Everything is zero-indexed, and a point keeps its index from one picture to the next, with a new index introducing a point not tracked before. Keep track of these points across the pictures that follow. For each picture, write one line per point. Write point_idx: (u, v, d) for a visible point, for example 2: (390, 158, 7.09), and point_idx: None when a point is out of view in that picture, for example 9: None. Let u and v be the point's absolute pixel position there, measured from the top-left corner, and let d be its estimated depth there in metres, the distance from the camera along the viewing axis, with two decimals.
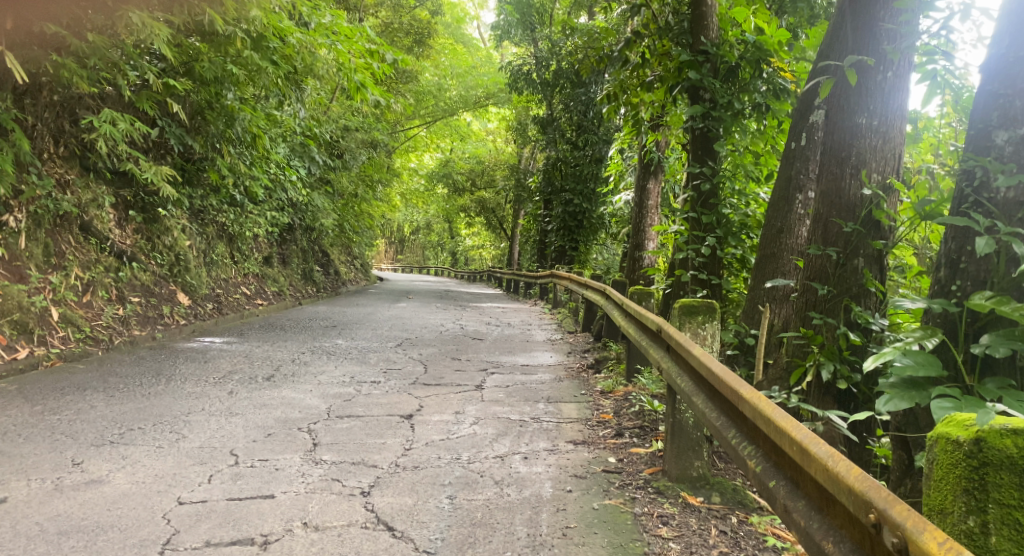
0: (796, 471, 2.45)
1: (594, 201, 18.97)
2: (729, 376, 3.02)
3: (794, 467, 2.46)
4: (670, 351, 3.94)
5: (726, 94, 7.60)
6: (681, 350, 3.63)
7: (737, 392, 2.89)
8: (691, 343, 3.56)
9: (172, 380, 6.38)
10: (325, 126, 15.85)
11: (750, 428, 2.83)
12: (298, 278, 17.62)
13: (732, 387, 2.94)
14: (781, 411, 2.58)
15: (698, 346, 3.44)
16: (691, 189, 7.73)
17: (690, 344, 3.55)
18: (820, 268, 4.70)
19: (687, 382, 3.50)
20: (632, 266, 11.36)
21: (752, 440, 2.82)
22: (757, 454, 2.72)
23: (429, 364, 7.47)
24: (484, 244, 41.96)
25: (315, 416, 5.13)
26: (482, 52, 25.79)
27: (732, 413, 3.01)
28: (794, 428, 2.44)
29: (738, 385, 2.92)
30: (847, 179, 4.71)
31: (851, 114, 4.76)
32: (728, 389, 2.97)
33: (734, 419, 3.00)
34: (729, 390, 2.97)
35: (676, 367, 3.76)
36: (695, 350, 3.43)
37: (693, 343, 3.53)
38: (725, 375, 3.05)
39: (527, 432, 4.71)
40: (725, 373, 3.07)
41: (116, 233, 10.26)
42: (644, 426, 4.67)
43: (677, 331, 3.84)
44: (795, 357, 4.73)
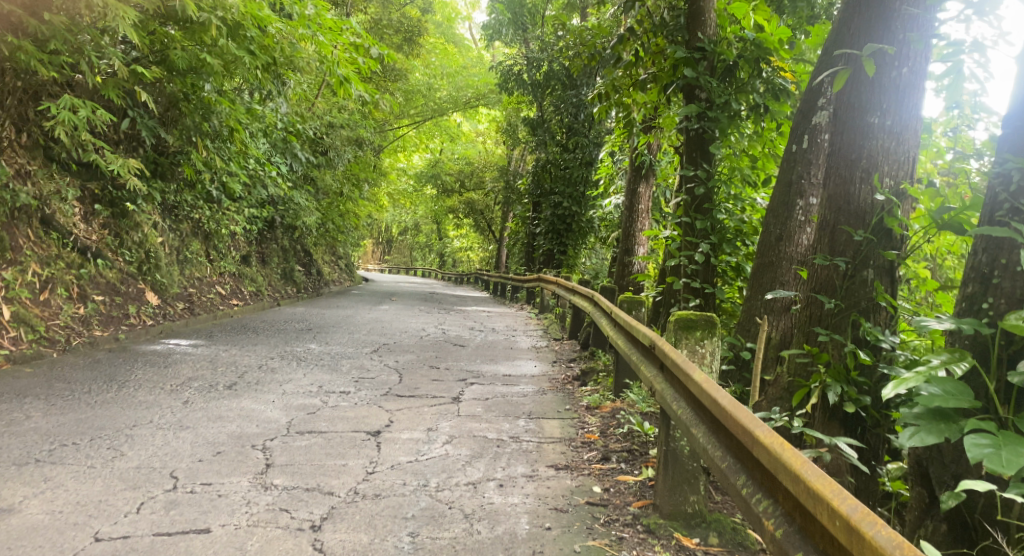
0: (833, 545, 2.03)
1: (584, 204, 18.58)
2: (740, 411, 2.59)
3: (832, 542, 2.04)
4: (664, 370, 3.53)
5: (723, 93, 7.19)
6: (678, 373, 3.21)
7: (751, 434, 2.46)
8: (689, 365, 3.13)
9: (125, 387, 5.92)
10: (309, 122, 15.39)
11: (765, 478, 2.41)
12: (278, 277, 17.11)
13: (744, 427, 2.51)
14: (812, 467, 2.16)
15: (700, 370, 3.00)
16: (685, 193, 7.35)
17: (688, 366, 3.12)
18: (826, 279, 4.29)
19: (686, 410, 3.08)
20: (622, 272, 10.88)
21: (768, 493, 2.40)
22: (776, 512, 2.30)
23: (405, 373, 7.02)
24: (471, 247, 41.49)
25: (273, 431, 4.69)
26: (472, 51, 25.37)
27: (743, 456, 2.58)
28: (833, 495, 2.02)
29: (751, 424, 2.49)
30: (857, 184, 4.30)
31: (863, 113, 4.35)
32: (739, 429, 2.55)
33: (745, 463, 2.57)
34: (741, 430, 2.54)
35: (671, 389, 3.35)
36: (696, 374, 3.01)
37: (692, 365, 3.11)
38: (734, 409, 2.62)
39: (504, 454, 4.29)
40: (735, 407, 2.64)
41: (81, 228, 9.78)
42: (632, 450, 4.25)
43: (673, 349, 3.41)
44: (797, 377, 4.31)
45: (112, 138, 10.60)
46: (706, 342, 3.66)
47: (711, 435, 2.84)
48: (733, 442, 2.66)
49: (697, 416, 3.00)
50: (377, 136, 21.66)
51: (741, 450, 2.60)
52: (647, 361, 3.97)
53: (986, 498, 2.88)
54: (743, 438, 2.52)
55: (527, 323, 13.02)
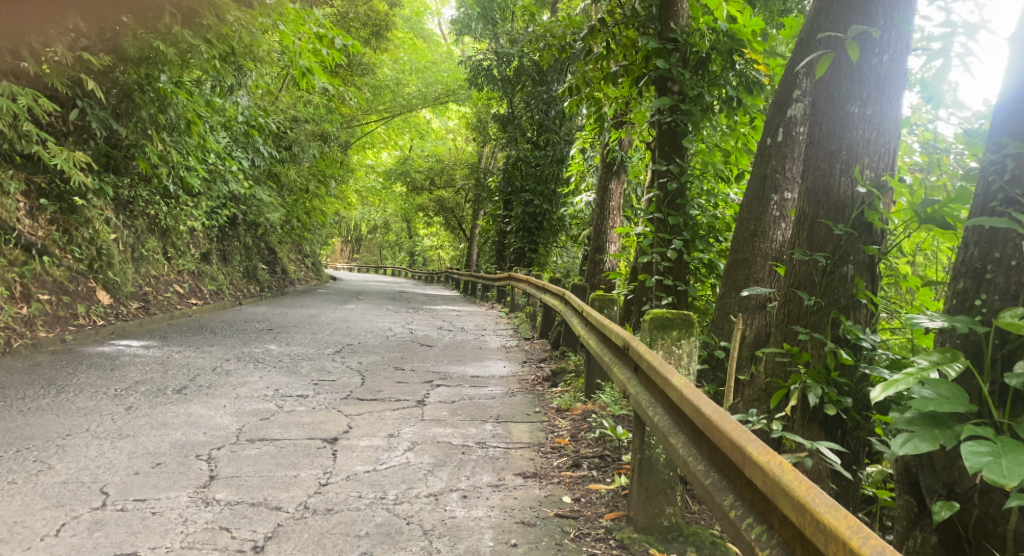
0: None
1: (555, 202, 18.36)
2: (728, 424, 2.34)
3: None
4: (639, 372, 3.29)
5: (696, 85, 6.96)
6: (656, 377, 2.97)
7: (744, 451, 2.20)
8: (668, 369, 2.89)
9: (64, 393, 5.57)
10: (272, 116, 14.95)
11: (760, 500, 2.16)
12: (240, 276, 16.64)
13: (734, 442, 2.26)
14: (820, 494, 1.91)
15: (681, 376, 2.76)
16: (657, 188, 7.11)
17: (667, 370, 2.88)
18: (804, 276, 4.02)
19: (664, 419, 2.84)
20: (592, 270, 10.75)
21: (761, 518, 2.15)
22: (772, 541, 2.05)
23: (368, 376, 6.70)
24: (441, 246, 41.10)
25: (221, 439, 4.37)
26: (441, 47, 25.12)
27: (731, 474, 2.34)
28: (847, 529, 1.77)
29: (742, 438, 2.24)
30: (836, 176, 3.98)
31: (842, 101, 4.02)
32: (729, 444, 2.30)
33: (733, 482, 2.33)
34: (730, 445, 2.29)
35: (646, 395, 3.11)
36: (677, 380, 2.77)
37: (671, 370, 2.87)
38: (721, 421, 2.37)
39: (469, 461, 4.02)
40: (721, 419, 2.39)
41: (25, 224, 9.34)
42: (605, 455, 4.02)
43: (649, 351, 3.17)
44: (774, 377, 4.03)
45: (60, 130, 10.15)
46: (683, 341, 3.44)
47: (693, 447, 2.60)
48: (720, 457, 2.42)
49: (678, 425, 2.75)
50: (344, 131, 21.21)
51: (729, 467, 2.35)
52: (620, 363, 3.74)
53: (980, 508, 2.68)
54: (733, 455, 2.27)
55: (497, 323, 12.76)
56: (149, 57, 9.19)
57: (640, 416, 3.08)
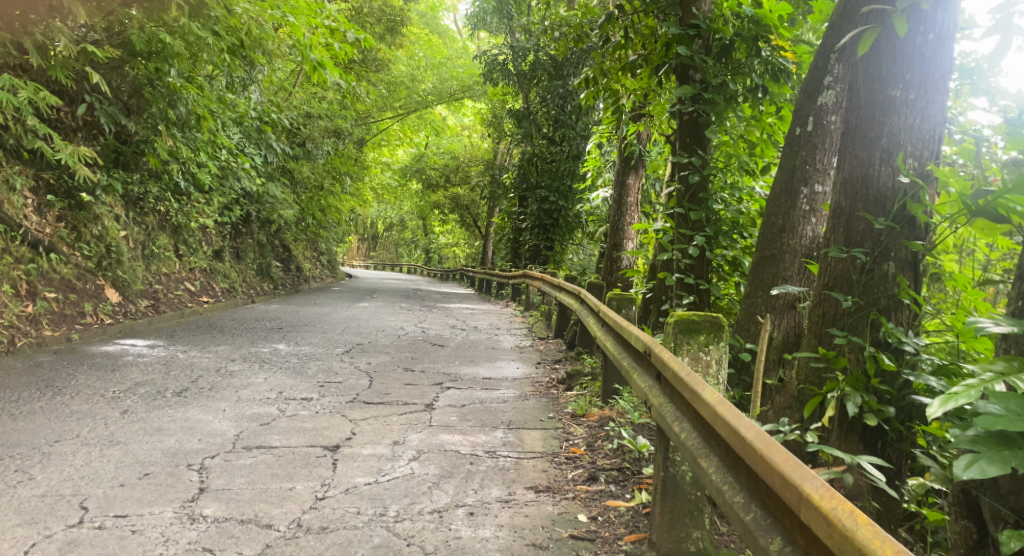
0: None
1: (571, 198, 18.05)
2: (776, 455, 2.03)
3: None
4: (663, 382, 2.99)
5: (719, 74, 6.62)
6: (684, 391, 2.66)
7: (799, 490, 1.90)
8: (696, 381, 2.59)
9: (60, 396, 5.36)
10: (285, 112, 14.76)
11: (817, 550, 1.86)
12: (254, 274, 16.47)
13: (786, 478, 1.95)
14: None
15: (715, 392, 2.45)
16: (679, 181, 6.80)
17: (696, 383, 2.58)
18: (841, 274, 3.70)
19: (693, 438, 2.55)
20: (609, 267, 10.42)
21: None
22: None
23: (376, 377, 6.43)
24: (456, 244, 40.83)
25: (216, 447, 4.13)
26: (456, 43, 24.93)
27: (779, 513, 2.03)
28: None
29: (797, 474, 1.93)
30: (876, 166, 3.65)
31: (882, 85, 3.68)
32: (779, 480, 1.98)
33: (781, 521, 2.02)
34: (780, 480, 1.99)
35: (671, 407, 2.83)
36: (708, 393, 2.47)
37: (701, 382, 2.56)
38: (768, 451, 2.05)
39: (478, 473, 3.75)
40: (767, 446, 2.08)
41: (33, 220, 9.18)
42: (624, 469, 3.73)
43: (675, 359, 2.86)
44: (808, 383, 3.74)
45: (69, 126, 9.98)
46: (712, 346, 3.16)
47: (729, 474, 2.30)
48: (763, 489, 2.12)
49: (710, 446, 2.46)
50: (359, 127, 21.01)
51: (776, 504, 2.04)
52: (641, 368, 3.46)
53: None
54: (784, 493, 1.96)
55: (511, 321, 12.48)
56: (157, 50, 8.98)
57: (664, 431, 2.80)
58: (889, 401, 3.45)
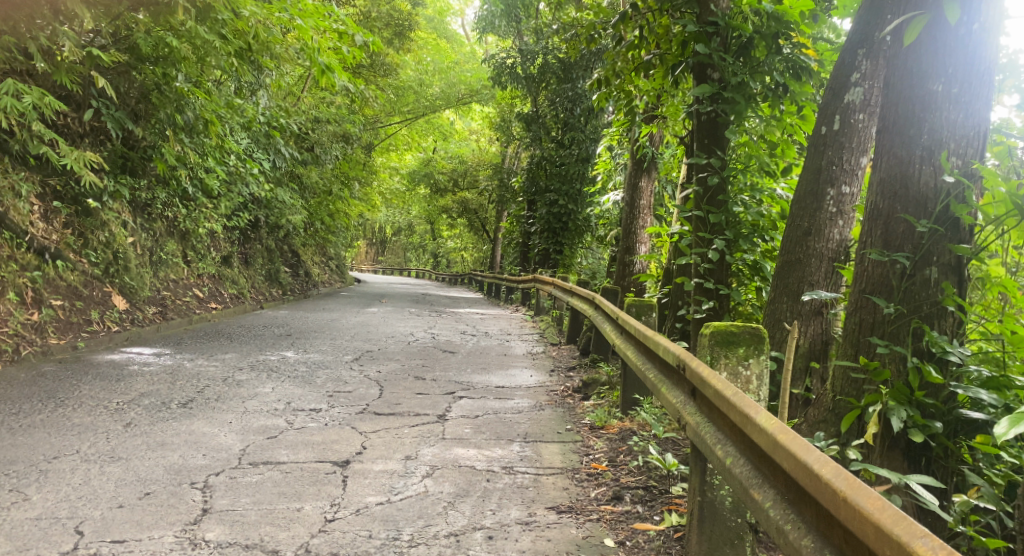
0: None
1: (581, 202, 17.88)
2: (867, 500, 1.80)
3: None
4: (703, 400, 2.80)
5: (738, 72, 6.34)
6: (735, 415, 2.45)
7: (904, 546, 1.66)
8: (749, 404, 2.40)
9: (62, 408, 5.21)
10: (293, 116, 14.61)
11: None
12: (262, 280, 16.35)
13: (884, 530, 1.72)
14: None
15: (777, 419, 2.23)
16: (697, 183, 6.57)
17: (749, 406, 2.38)
18: (879, 279, 3.49)
19: (745, 466, 2.36)
20: (622, 271, 10.22)
21: None
22: None
23: (386, 386, 6.25)
24: (464, 249, 40.67)
25: (221, 462, 3.96)
26: (464, 46, 24.81)
27: None
28: None
29: (897, 526, 1.71)
30: (916, 165, 3.44)
31: (922, 79, 3.47)
32: (872, 532, 1.76)
33: None
34: (874, 531, 1.75)
35: (714, 429, 2.64)
36: (765, 419, 2.28)
37: (755, 405, 2.37)
38: (852, 491, 1.84)
39: (496, 491, 3.57)
40: (850, 487, 1.87)
41: (39, 227, 9.06)
42: (650, 487, 3.54)
43: (718, 377, 2.67)
44: (845, 394, 3.54)
45: (76, 132, 9.87)
46: (752, 360, 3.04)
47: (793, 512, 2.10)
48: (841, 535, 1.90)
49: (767, 476, 2.26)
50: (367, 132, 20.89)
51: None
52: (669, 383, 3.30)
53: None
54: (879, 546, 1.73)
55: (522, 327, 12.27)
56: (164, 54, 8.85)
57: (707, 455, 2.61)
58: (936, 414, 3.23)
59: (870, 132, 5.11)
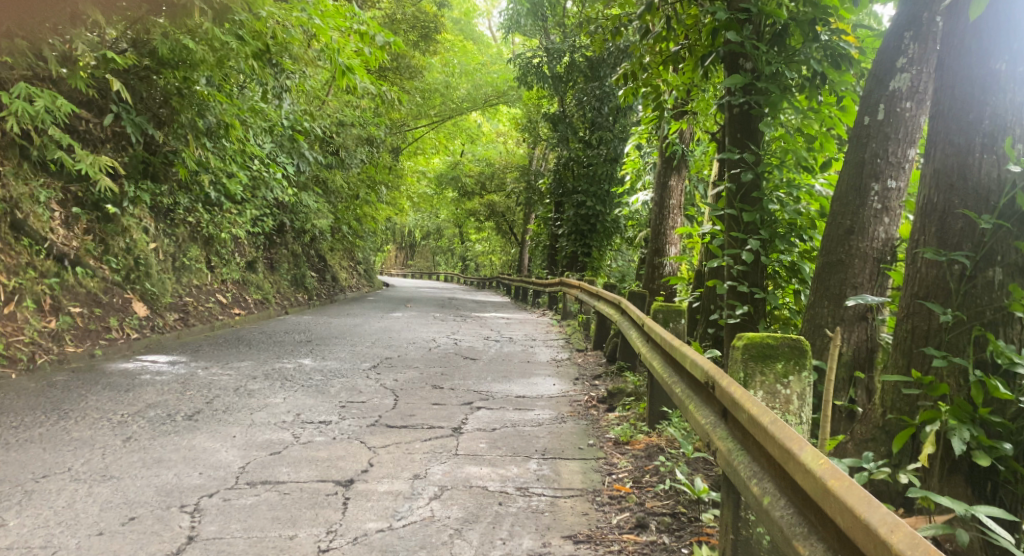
0: None
1: (609, 203, 17.48)
2: None
3: None
4: (738, 425, 2.46)
5: (773, 62, 5.94)
6: (778, 453, 2.11)
7: None
8: (792, 437, 2.06)
9: (64, 420, 5.02)
10: (318, 120, 14.44)
11: None
12: (288, 284, 16.20)
13: None
14: None
15: (831, 462, 1.89)
16: (729, 180, 6.20)
17: (792, 439, 2.05)
18: (934, 283, 3.13)
19: (787, 512, 2.03)
20: (651, 274, 9.88)
21: None
22: None
23: (402, 396, 5.98)
24: (493, 252, 40.36)
25: (218, 482, 3.71)
26: (491, 48, 24.55)
27: None
28: None
29: None
30: (976, 155, 3.08)
31: (980, 57, 3.10)
32: None
33: None
34: None
35: (750, 461, 2.32)
36: (811, 458, 1.95)
37: (799, 439, 2.04)
38: None
39: (508, 516, 3.28)
40: None
41: (59, 233, 8.97)
42: (678, 514, 3.22)
43: (756, 401, 2.33)
44: (897, 411, 3.18)
45: (97, 138, 9.77)
46: (791, 378, 2.79)
47: None
48: None
49: (814, 528, 1.93)
50: (393, 135, 20.70)
51: None
52: (698, 401, 2.97)
53: None
54: None
55: (548, 331, 11.97)
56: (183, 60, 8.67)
57: (740, 490, 2.29)
58: (1002, 435, 2.87)
59: (919, 122, 4.67)
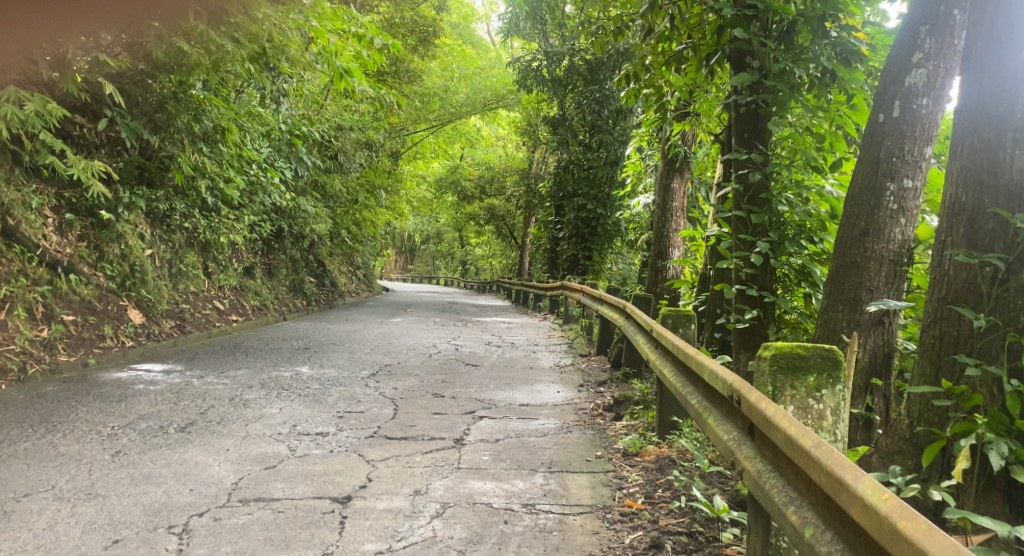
0: None
1: (610, 206, 17.30)
2: None
3: None
4: (775, 449, 2.34)
5: (780, 59, 5.76)
6: (828, 483, 1.96)
7: None
8: (846, 467, 1.91)
9: (52, 433, 4.85)
10: (316, 125, 14.28)
11: None
12: (286, 290, 16.02)
13: None
14: None
15: (897, 499, 1.74)
16: (737, 181, 6.06)
17: (846, 469, 1.90)
18: (964, 287, 3.00)
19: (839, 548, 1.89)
20: (654, 277, 9.73)
21: None
22: None
23: (402, 405, 5.81)
24: (493, 256, 40.18)
25: (208, 499, 3.54)
26: (490, 51, 24.40)
27: None
28: None
29: None
30: (1006, 152, 2.96)
31: (1013, 50, 2.97)
32: None
33: None
34: None
35: (792, 490, 2.19)
36: (871, 491, 1.80)
37: (853, 469, 1.89)
38: None
39: (515, 537, 3.12)
40: None
41: (53, 240, 8.80)
42: (694, 533, 3.06)
43: (798, 425, 2.19)
44: (925, 423, 3.03)
45: (91, 143, 9.62)
46: (825, 392, 2.69)
47: None
48: None
49: None
50: (393, 139, 20.54)
51: None
52: (724, 420, 2.86)
53: None
54: None
55: (550, 336, 11.81)
56: (178, 65, 8.51)
57: (777, 519, 2.19)
58: None
59: (936, 118, 4.47)
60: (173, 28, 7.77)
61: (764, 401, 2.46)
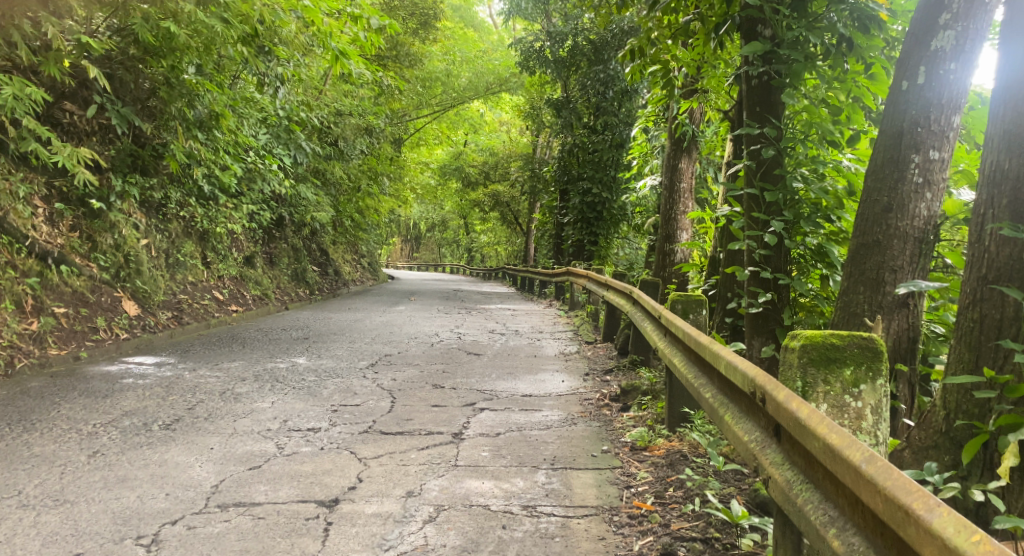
0: None
1: (616, 189, 16.95)
2: None
3: None
4: (813, 459, 2.11)
5: (794, 27, 5.43)
6: (889, 511, 1.73)
7: None
8: (916, 494, 1.68)
9: (28, 433, 4.60)
10: (314, 110, 13.97)
11: None
12: (289, 279, 15.76)
13: None
14: None
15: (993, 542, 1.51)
16: (748, 157, 5.76)
17: (914, 495, 1.68)
18: (1006, 263, 2.97)
19: None
20: (662, 261, 9.43)
21: None
22: None
23: (400, 397, 5.55)
24: (499, 242, 39.77)
25: (184, 504, 3.28)
26: (492, 34, 24.01)
27: None
28: None
29: None
30: None
31: None
32: None
33: None
34: None
35: (836, 511, 1.97)
36: (955, 529, 1.56)
37: (924, 497, 1.66)
38: None
39: (513, 544, 2.86)
40: None
41: (42, 231, 8.53)
42: (710, 541, 2.81)
43: (844, 435, 1.95)
44: (967, 415, 2.98)
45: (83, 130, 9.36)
46: (864, 388, 2.43)
47: None
48: None
49: None
50: (395, 125, 20.22)
51: None
52: (744, 418, 2.62)
53: None
54: None
55: (555, 323, 11.52)
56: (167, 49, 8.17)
57: (814, 542, 1.98)
58: None
59: (964, 86, 4.13)
60: (159, 9, 7.43)
61: (796, 402, 2.21)
